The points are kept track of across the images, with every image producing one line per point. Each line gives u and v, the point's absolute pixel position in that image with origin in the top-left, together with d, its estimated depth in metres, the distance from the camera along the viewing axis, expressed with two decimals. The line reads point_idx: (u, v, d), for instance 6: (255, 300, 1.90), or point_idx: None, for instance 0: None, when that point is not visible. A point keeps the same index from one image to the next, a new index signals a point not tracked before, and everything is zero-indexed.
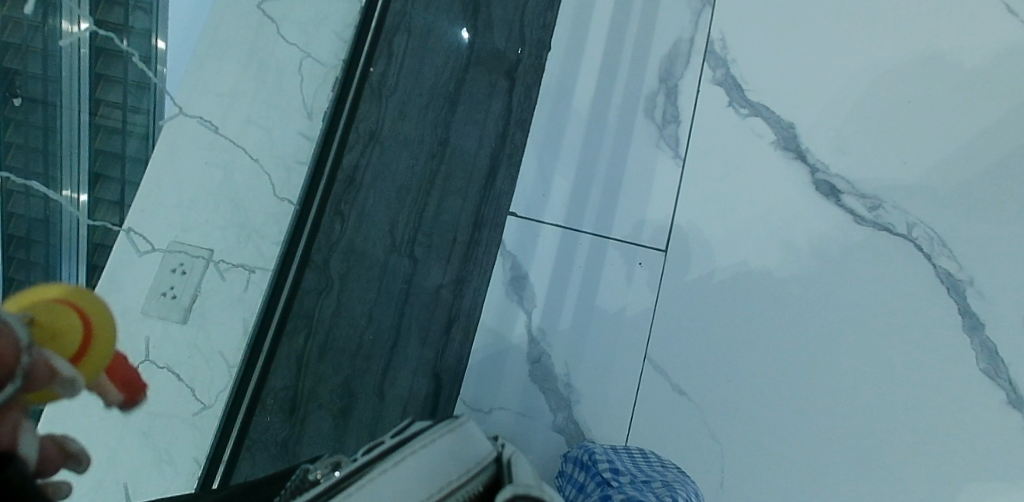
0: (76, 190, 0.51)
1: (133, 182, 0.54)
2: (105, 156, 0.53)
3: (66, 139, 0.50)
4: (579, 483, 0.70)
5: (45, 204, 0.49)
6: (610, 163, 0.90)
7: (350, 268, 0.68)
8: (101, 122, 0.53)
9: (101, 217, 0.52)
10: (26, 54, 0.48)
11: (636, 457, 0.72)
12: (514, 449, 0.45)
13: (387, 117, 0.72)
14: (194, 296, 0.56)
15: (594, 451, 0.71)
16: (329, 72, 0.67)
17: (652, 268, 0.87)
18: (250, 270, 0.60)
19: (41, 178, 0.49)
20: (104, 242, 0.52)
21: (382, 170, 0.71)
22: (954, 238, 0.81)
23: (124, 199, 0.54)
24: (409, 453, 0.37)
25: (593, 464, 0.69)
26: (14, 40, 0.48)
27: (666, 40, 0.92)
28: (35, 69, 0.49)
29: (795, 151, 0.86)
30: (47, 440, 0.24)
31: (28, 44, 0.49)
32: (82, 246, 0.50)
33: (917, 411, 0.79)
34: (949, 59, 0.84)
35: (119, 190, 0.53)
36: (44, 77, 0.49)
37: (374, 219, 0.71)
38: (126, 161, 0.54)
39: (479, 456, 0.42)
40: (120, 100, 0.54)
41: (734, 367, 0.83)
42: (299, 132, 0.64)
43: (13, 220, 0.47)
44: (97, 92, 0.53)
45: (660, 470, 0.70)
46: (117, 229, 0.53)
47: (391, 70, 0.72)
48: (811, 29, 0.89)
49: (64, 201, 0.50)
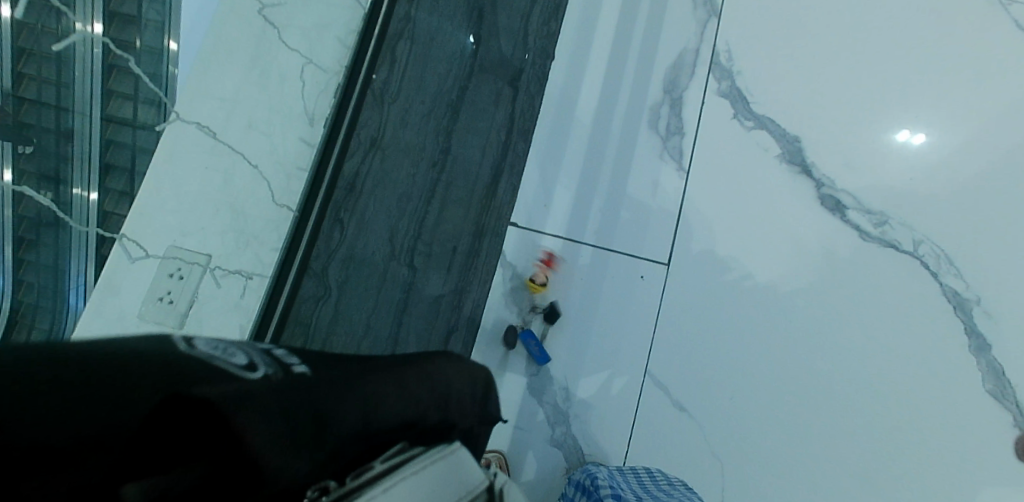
0: (85, 187, 0.41)
1: (147, 151, 0.45)
2: (114, 149, 0.44)
3: (78, 136, 0.41)
4: None
5: (59, 203, 0.40)
6: (613, 175, 0.89)
7: (347, 277, 0.60)
8: (110, 118, 0.44)
9: (106, 221, 0.42)
10: (34, 70, 0.39)
11: (641, 477, 0.72)
12: (509, 478, 0.38)
13: (390, 123, 0.62)
14: (193, 302, 0.46)
15: (596, 474, 0.68)
16: (330, 79, 0.59)
17: (654, 281, 0.86)
18: (248, 276, 0.52)
19: (54, 200, 0.39)
20: (110, 230, 0.43)
21: (382, 177, 0.62)
22: (962, 257, 0.80)
23: (136, 168, 0.44)
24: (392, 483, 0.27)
25: (596, 490, 0.66)
26: (29, 76, 0.38)
27: (672, 51, 0.91)
28: (44, 79, 0.39)
29: (800, 165, 0.86)
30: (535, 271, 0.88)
31: (39, 62, 0.39)
32: (89, 264, 0.41)
33: (920, 435, 0.77)
34: (958, 74, 0.83)
35: (127, 178, 0.44)
36: (56, 87, 0.40)
37: (373, 228, 0.62)
38: (137, 134, 0.45)
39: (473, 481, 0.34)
40: (130, 94, 0.45)
41: (736, 384, 0.82)
42: (299, 136, 0.56)
43: (21, 260, 0.37)
44: (109, 85, 0.44)
45: (666, 490, 0.70)
46: (132, 195, 0.44)
47: (393, 78, 0.62)
48: (818, 42, 0.88)
49: (74, 202, 0.41)
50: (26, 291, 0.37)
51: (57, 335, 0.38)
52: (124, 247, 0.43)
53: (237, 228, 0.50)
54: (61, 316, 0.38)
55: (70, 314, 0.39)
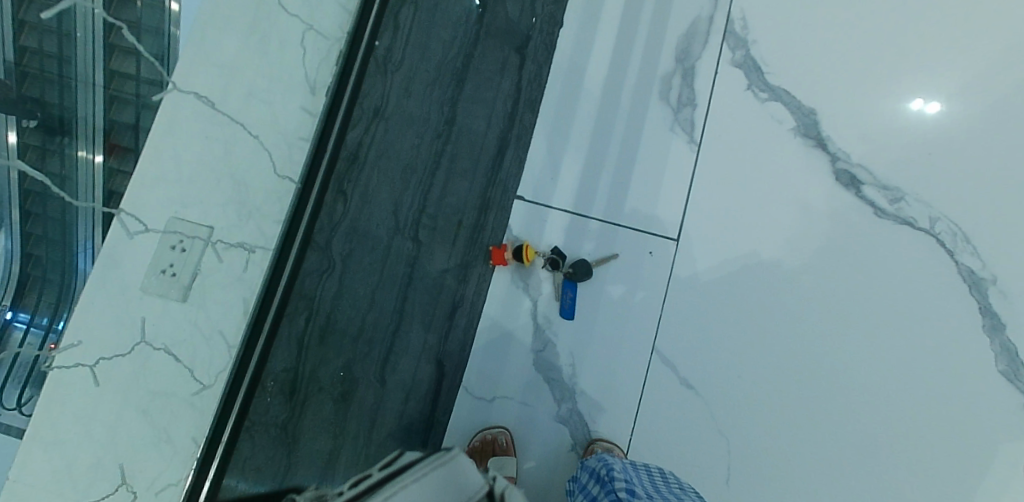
0: (89, 148, 0.35)
1: (152, 107, 0.37)
2: (118, 106, 0.36)
3: (80, 102, 0.34)
4: (592, 495, 0.67)
5: (59, 176, 0.33)
6: (622, 149, 0.88)
7: (352, 250, 0.55)
8: (112, 72, 0.36)
9: (111, 184, 0.35)
10: (35, 33, 0.31)
11: (653, 477, 0.71)
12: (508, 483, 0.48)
13: (394, 92, 0.57)
14: (196, 275, 0.40)
15: (612, 466, 0.67)
16: (332, 46, 0.50)
17: (662, 257, 0.85)
18: (251, 249, 0.44)
19: (55, 178, 0.32)
20: (116, 190, 0.35)
21: (387, 147, 0.57)
22: (980, 235, 0.78)
23: (141, 121, 0.37)
24: (401, 487, 0.42)
25: (609, 481, 0.65)
26: (30, 41, 0.31)
27: (684, 19, 0.88)
28: (46, 42, 0.32)
29: (816, 138, 0.83)
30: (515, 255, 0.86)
31: (42, 22, 0.31)
32: (97, 220, 0.35)
33: (929, 414, 0.77)
34: (988, 42, 0.80)
35: (132, 134, 0.36)
36: (59, 46, 0.32)
37: (378, 201, 0.58)
38: (141, 88, 0.37)
39: (473, 486, 0.47)
40: (132, 47, 0.36)
41: (744, 363, 0.82)
42: (302, 107, 0.48)
43: (29, 223, 0.32)
44: (111, 35, 0.35)
45: (676, 494, 0.68)
46: (136, 150, 0.36)
47: (397, 44, 0.55)
48: (838, 9, 0.85)
49: (78, 170, 0.34)
50: (35, 245, 0.32)
51: (66, 297, 0.33)
52: (123, 223, 0.35)
53: (241, 200, 0.43)
54: (69, 284, 0.34)
55: (79, 276, 0.34)
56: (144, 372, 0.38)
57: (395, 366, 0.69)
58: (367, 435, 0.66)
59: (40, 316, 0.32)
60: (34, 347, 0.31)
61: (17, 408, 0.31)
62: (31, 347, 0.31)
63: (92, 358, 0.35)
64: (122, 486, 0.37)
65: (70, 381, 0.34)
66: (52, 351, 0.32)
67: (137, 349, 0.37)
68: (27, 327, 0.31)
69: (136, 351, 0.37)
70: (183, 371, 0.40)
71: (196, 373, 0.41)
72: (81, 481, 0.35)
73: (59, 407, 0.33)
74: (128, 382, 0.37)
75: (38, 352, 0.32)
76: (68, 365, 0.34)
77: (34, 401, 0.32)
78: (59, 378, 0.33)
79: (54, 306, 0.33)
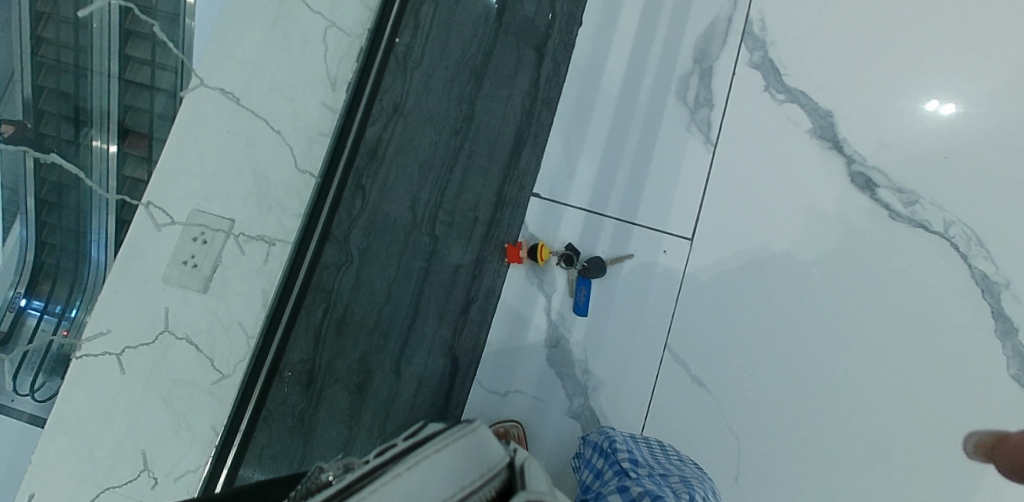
0: (103, 139, 0.33)
1: (170, 69, 0.35)
2: (134, 67, 0.34)
3: (95, 85, 0.32)
4: (597, 468, 0.68)
5: (76, 174, 0.31)
6: (638, 148, 0.88)
7: (370, 243, 0.55)
8: (129, 33, 0.33)
9: (127, 149, 0.34)
10: (51, 44, 0.29)
11: (653, 448, 0.72)
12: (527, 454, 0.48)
13: (413, 89, 0.57)
14: (217, 267, 0.41)
15: (613, 438, 0.69)
16: (353, 44, 0.51)
17: (676, 255, 0.86)
18: (270, 243, 0.45)
19: (79, 168, 0.31)
20: (135, 156, 0.35)
21: (405, 144, 0.58)
22: (994, 240, 0.78)
23: (158, 86, 0.35)
24: (423, 457, 0.42)
25: (612, 452, 0.66)
26: (47, 54, 0.29)
27: (703, 19, 0.88)
28: (61, 53, 0.29)
29: (832, 140, 0.83)
30: (529, 253, 0.88)
31: (57, 33, 0.29)
32: (110, 208, 0.34)
33: (940, 416, 0.78)
34: (1009, 46, 0.79)
35: (149, 99, 0.35)
36: (74, 33, 0.30)
37: (396, 196, 0.58)
38: (156, 49, 0.34)
39: (492, 461, 0.46)
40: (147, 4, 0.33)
41: (755, 362, 0.82)
42: (321, 102, 0.48)
43: (44, 251, 0.30)
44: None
45: (678, 464, 0.69)
46: (152, 124, 0.35)
47: (418, 42, 0.56)
48: (859, 12, 0.84)
49: (96, 158, 0.32)
50: (46, 274, 0.30)
51: (77, 288, 0.32)
52: (148, 214, 0.36)
53: (260, 194, 0.43)
54: (82, 275, 0.33)
55: (91, 268, 0.33)
56: (168, 360, 0.39)
57: (410, 359, 0.70)
58: (382, 424, 0.66)
59: (54, 305, 0.31)
60: (48, 335, 0.31)
61: (31, 394, 0.31)
62: (45, 334, 0.31)
63: (117, 348, 0.35)
64: (142, 472, 0.38)
65: (98, 369, 0.35)
66: (64, 337, 0.32)
67: (160, 338, 0.38)
68: (41, 314, 0.30)
69: (159, 341, 0.38)
70: (205, 362, 0.42)
71: (216, 362, 0.43)
72: (103, 465, 0.36)
73: (87, 400, 0.34)
74: (151, 371, 0.38)
75: (53, 335, 0.31)
76: (94, 354, 0.34)
77: (48, 386, 0.32)
78: (83, 367, 0.34)
79: (65, 297, 0.32)
